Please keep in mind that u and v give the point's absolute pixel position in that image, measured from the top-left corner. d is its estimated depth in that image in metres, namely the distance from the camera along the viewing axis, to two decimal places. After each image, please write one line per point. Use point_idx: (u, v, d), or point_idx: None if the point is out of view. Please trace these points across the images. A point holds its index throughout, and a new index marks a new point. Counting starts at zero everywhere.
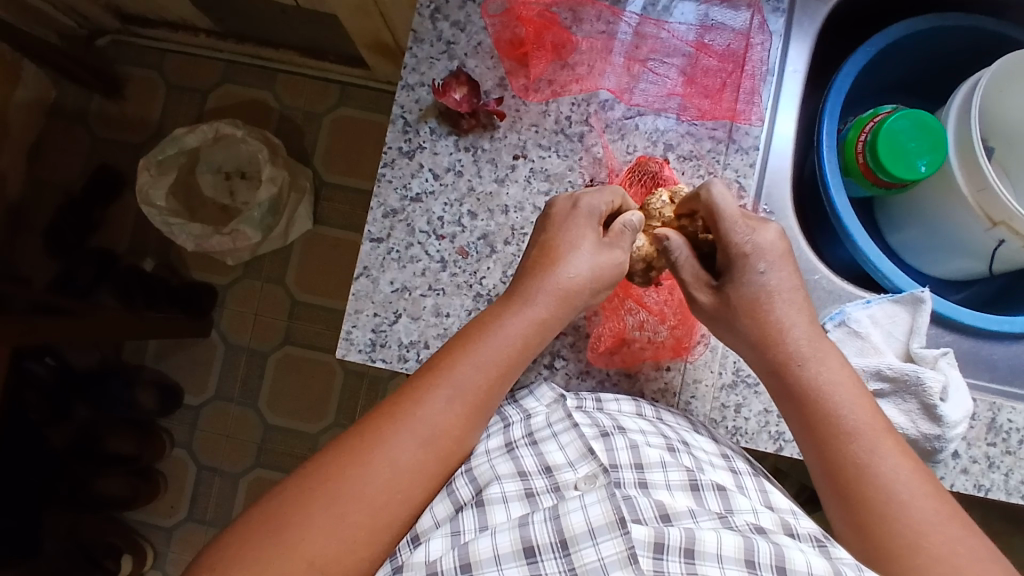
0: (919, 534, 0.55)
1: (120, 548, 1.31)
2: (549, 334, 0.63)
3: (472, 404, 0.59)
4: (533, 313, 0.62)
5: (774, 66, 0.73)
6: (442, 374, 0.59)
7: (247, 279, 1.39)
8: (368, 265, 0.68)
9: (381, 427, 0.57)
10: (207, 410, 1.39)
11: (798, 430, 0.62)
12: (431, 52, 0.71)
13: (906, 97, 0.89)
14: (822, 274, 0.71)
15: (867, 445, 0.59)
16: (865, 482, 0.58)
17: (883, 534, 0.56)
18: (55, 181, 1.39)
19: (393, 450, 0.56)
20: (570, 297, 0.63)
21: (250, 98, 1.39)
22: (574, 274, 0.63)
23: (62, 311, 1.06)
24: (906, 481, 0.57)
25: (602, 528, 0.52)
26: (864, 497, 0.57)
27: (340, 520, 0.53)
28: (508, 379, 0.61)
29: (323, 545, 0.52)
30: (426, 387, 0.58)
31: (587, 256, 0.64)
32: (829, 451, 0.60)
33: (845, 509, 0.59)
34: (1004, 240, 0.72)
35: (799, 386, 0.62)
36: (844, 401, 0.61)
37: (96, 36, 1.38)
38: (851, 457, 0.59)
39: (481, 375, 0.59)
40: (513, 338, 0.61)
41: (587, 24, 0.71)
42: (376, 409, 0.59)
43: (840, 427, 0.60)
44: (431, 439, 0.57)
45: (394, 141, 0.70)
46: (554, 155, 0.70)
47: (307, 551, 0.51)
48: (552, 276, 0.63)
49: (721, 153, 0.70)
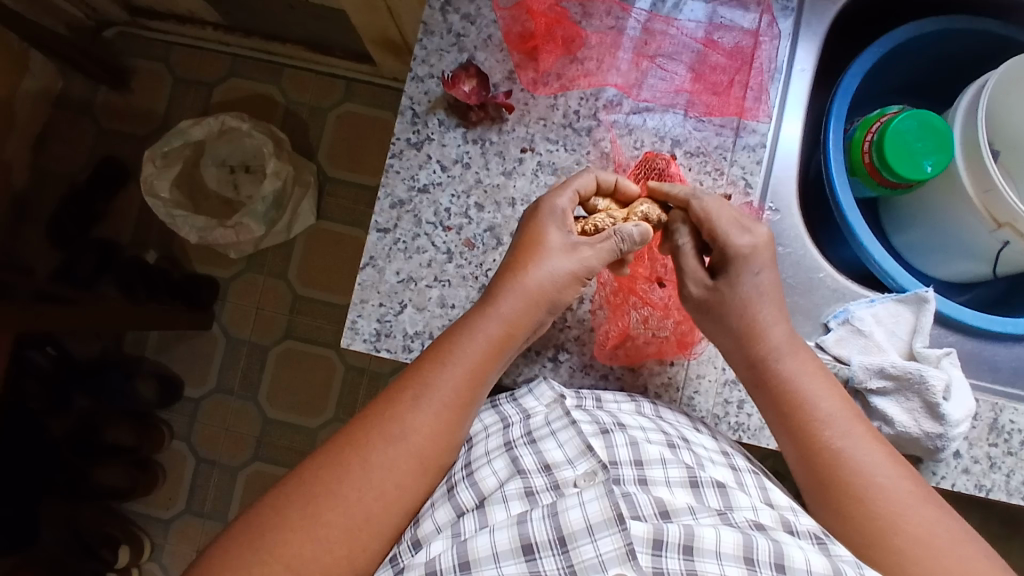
0: (896, 510, 0.57)
1: (117, 539, 1.32)
2: (520, 336, 0.62)
3: (447, 405, 0.58)
4: (502, 311, 0.61)
5: (782, 64, 0.73)
6: (414, 379, 0.59)
7: (249, 273, 1.39)
8: (374, 255, 0.69)
9: (359, 432, 0.58)
10: (207, 402, 1.39)
11: (775, 425, 0.63)
12: (441, 45, 0.71)
13: (912, 98, 0.89)
14: (827, 272, 0.72)
15: (841, 438, 0.60)
16: (850, 474, 0.59)
17: (864, 523, 0.57)
18: (59, 171, 1.39)
19: (370, 456, 0.56)
20: (542, 297, 0.62)
21: (255, 92, 1.39)
22: (543, 276, 0.62)
23: (65, 300, 1.06)
24: (883, 471, 0.59)
25: (601, 525, 0.52)
26: (844, 488, 0.59)
27: (317, 519, 0.54)
28: (476, 390, 0.60)
29: (302, 544, 0.53)
30: (399, 397, 0.59)
31: (558, 257, 0.62)
32: (809, 448, 0.61)
33: (832, 509, 0.59)
34: (1009, 241, 0.72)
35: (772, 375, 0.63)
36: (817, 389, 0.62)
37: (104, 27, 1.38)
38: (830, 449, 0.60)
39: (456, 377, 0.59)
40: (495, 340, 0.61)
41: (597, 19, 0.72)
42: (369, 409, 0.59)
43: (814, 413, 0.61)
44: (416, 447, 0.57)
45: (403, 132, 0.70)
46: (561, 149, 0.70)
47: (285, 552, 0.52)
48: (523, 280, 0.62)
49: (727, 149, 0.70)
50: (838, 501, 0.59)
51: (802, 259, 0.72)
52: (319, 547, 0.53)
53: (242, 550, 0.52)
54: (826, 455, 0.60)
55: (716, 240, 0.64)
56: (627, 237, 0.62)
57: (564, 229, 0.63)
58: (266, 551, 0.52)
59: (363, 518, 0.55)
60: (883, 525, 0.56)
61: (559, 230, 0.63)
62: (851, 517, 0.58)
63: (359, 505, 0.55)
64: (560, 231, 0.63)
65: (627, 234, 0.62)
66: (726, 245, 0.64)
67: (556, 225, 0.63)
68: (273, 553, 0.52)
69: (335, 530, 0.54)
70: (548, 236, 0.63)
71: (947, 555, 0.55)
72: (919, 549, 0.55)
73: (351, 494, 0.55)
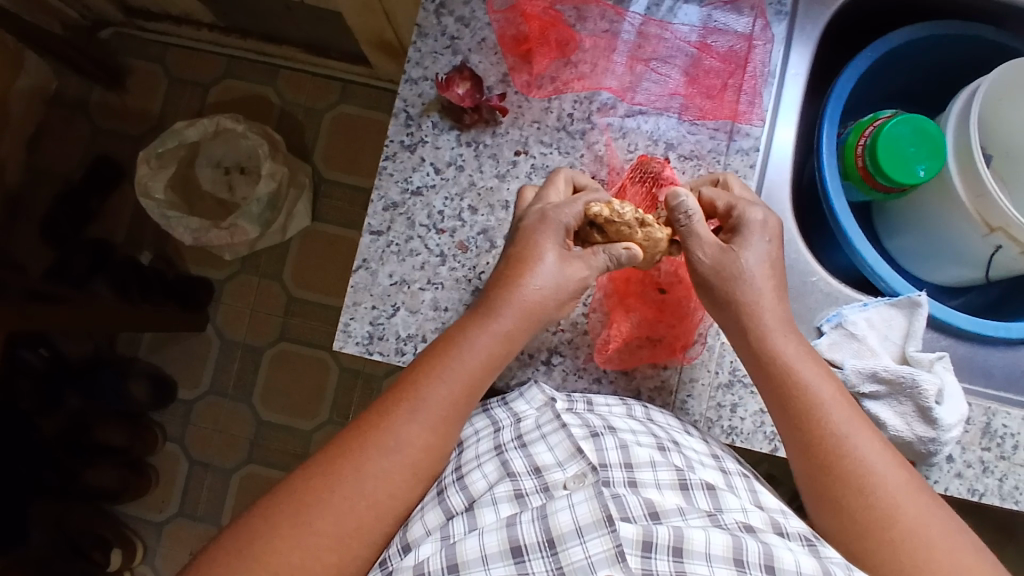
0: (893, 512, 0.56)
1: (108, 540, 1.32)
2: (516, 349, 0.61)
3: (439, 416, 0.58)
4: (497, 327, 0.60)
5: (777, 68, 0.73)
6: (408, 390, 0.58)
7: (244, 274, 1.39)
8: (367, 258, 0.68)
9: (348, 443, 0.57)
10: (201, 404, 1.38)
11: (784, 426, 0.61)
12: (436, 47, 0.71)
13: (907, 103, 0.90)
14: (820, 276, 0.72)
15: (845, 430, 0.59)
16: (850, 471, 0.58)
17: (857, 519, 0.57)
18: (53, 172, 1.39)
19: (363, 466, 0.56)
20: (537, 308, 0.62)
21: (250, 93, 1.39)
22: (538, 285, 0.62)
23: (57, 299, 1.06)
24: (882, 466, 0.58)
25: (590, 527, 0.52)
26: (840, 483, 0.58)
27: (308, 527, 0.53)
28: (474, 394, 0.60)
29: (290, 552, 0.52)
30: (393, 405, 0.58)
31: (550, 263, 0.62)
32: (811, 446, 0.60)
33: (824, 508, 0.59)
34: (1002, 246, 0.72)
35: (784, 372, 0.61)
36: (821, 384, 0.61)
37: (100, 27, 1.38)
38: (831, 445, 0.59)
39: (449, 390, 0.58)
40: (493, 349, 0.60)
41: (592, 22, 0.71)
42: (357, 420, 0.59)
43: (819, 411, 0.60)
44: (408, 457, 0.57)
45: (396, 134, 0.70)
46: (555, 152, 0.70)
47: (274, 561, 0.52)
48: (518, 290, 0.61)
49: (721, 153, 0.71)
50: (835, 501, 0.58)
51: (796, 263, 0.72)
52: (309, 556, 0.52)
53: (230, 558, 0.52)
54: (828, 452, 0.59)
55: (732, 216, 0.65)
56: (616, 257, 0.63)
57: (562, 243, 0.63)
58: (251, 560, 0.52)
59: (354, 526, 0.54)
60: (876, 526, 0.56)
61: (556, 242, 0.63)
62: (845, 516, 0.57)
63: (350, 514, 0.54)
64: (559, 240, 0.63)
65: (616, 258, 0.63)
66: (740, 215, 0.65)
67: (555, 236, 0.63)
68: (262, 562, 0.52)
69: (325, 538, 0.53)
70: (543, 247, 0.63)
71: (944, 556, 0.54)
72: (915, 549, 0.55)
73: (344, 503, 0.54)
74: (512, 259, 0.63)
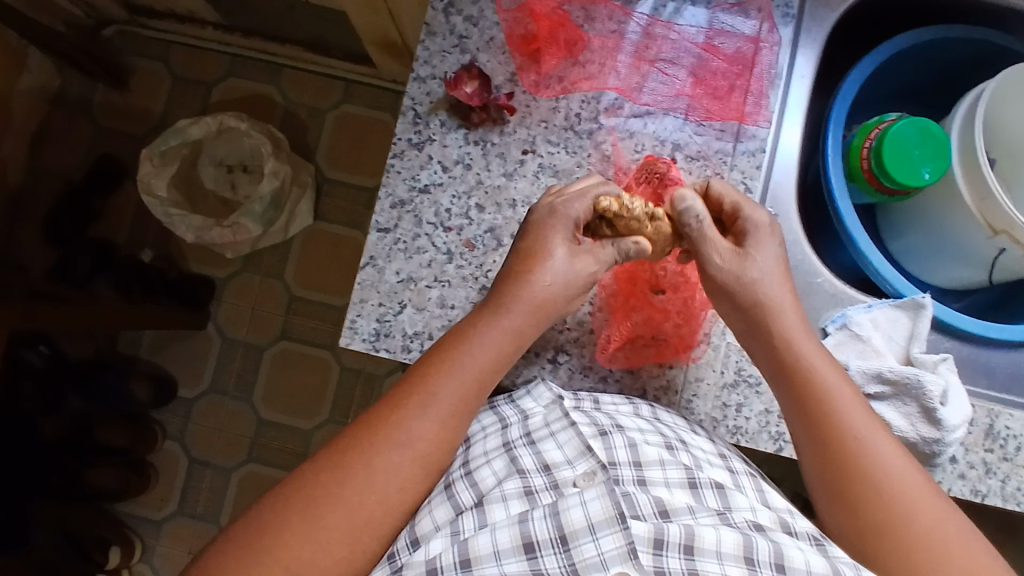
0: (906, 510, 0.56)
1: (109, 540, 1.30)
2: (525, 347, 0.62)
3: (446, 413, 0.58)
4: (506, 324, 0.61)
5: (782, 70, 0.74)
6: (417, 385, 0.58)
7: (246, 273, 1.39)
8: (374, 255, 0.69)
9: (356, 440, 0.57)
10: (201, 403, 1.38)
11: (796, 425, 0.62)
12: (444, 46, 0.71)
13: (913, 104, 0.90)
14: (825, 277, 0.72)
15: (860, 427, 0.60)
16: (862, 469, 0.58)
17: (870, 516, 0.57)
18: (56, 170, 1.39)
19: (372, 462, 0.56)
20: (549, 306, 0.63)
21: (254, 92, 1.39)
22: (549, 282, 0.62)
23: (61, 297, 1.06)
24: (895, 464, 0.58)
25: (602, 523, 0.52)
26: (853, 481, 0.58)
27: (318, 522, 0.53)
28: (482, 390, 0.60)
29: (300, 547, 0.52)
30: (403, 402, 0.58)
31: (558, 257, 0.63)
32: (824, 443, 0.60)
33: (835, 506, 0.59)
34: (1005, 248, 0.73)
35: (799, 370, 0.62)
36: (836, 381, 0.61)
37: (104, 25, 1.38)
38: (845, 442, 0.59)
39: (457, 387, 0.59)
40: (501, 347, 0.61)
41: (599, 23, 0.72)
42: (366, 415, 0.59)
43: (833, 409, 0.60)
44: (416, 453, 0.57)
45: (404, 132, 0.70)
46: (562, 151, 0.70)
47: (284, 556, 0.52)
48: (529, 286, 0.62)
49: (727, 154, 0.71)
50: (848, 498, 0.58)
51: (801, 263, 0.72)
52: (318, 551, 0.53)
53: (239, 553, 0.52)
54: (842, 449, 0.59)
55: (738, 217, 0.66)
56: (625, 250, 0.65)
57: (572, 236, 0.64)
58: (261, 555, 0.52)
59: (364, 522, 0.54)
60: (889, 523, 0.56)
61: (566, 235, 0.64)
62: (858, 514, 0.58)
63: (359, 509, 0.54)
64: (568, 233, 0.64)
65: (626, 251, 0.64)
66: (748, 216, 0.66)
67: (565, 230, 0.63)
68: (271, 557, 0.52)
69: (334, 534, 0.53)
70: (552, 244, 0.63)
71: (956, 556, 0.55)
72: (927, 548, 0.55)
73: (353, 498, 0.54)
74: (523, 255, 0.63)
